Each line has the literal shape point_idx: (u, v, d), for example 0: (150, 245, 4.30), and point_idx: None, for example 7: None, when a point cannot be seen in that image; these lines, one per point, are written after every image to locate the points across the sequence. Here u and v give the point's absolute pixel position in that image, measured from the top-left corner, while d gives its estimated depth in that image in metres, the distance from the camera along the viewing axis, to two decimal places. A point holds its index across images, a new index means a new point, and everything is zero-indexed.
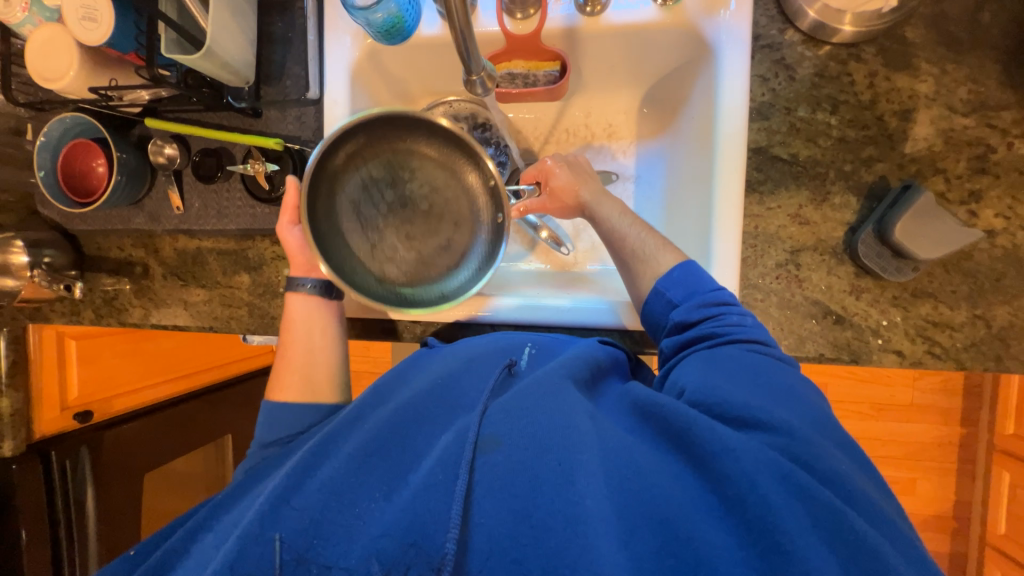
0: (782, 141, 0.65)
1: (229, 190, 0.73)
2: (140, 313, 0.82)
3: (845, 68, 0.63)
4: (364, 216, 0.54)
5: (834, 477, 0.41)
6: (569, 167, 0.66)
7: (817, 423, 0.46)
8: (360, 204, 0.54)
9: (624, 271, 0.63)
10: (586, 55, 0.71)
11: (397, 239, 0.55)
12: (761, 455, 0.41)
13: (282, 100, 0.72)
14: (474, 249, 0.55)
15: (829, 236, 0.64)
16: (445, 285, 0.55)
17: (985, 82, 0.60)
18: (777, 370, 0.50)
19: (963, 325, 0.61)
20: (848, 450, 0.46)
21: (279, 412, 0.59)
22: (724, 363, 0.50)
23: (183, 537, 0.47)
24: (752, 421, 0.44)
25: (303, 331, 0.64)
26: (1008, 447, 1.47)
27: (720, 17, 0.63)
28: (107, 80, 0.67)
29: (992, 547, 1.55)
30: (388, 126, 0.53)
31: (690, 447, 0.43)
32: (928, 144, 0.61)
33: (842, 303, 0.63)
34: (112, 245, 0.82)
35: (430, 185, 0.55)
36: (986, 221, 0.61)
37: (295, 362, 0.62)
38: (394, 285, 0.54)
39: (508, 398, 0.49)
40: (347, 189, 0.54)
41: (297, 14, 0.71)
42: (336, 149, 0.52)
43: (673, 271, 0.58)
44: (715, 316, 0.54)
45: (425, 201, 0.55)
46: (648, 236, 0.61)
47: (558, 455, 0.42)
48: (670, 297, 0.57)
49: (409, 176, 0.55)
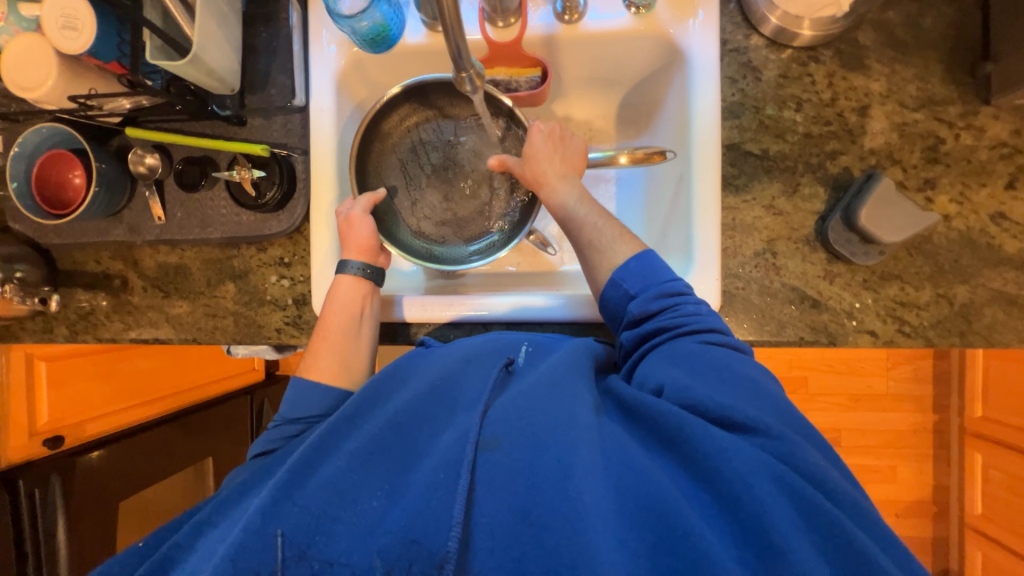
0: (753, 137, 0.68)
1: (212, 198, 0.73)
2: (117, 328, 0.79)
3: (806, 69, 0.68)
4: (415, 176, 0.74)
5: (817, 478, 0.40)
6: (546, 135, 0.67)
7: (790, 421, 0.45)
8: (411, 165, 0.74)
9: (582, 258, 0.63)
10: (564, 62, 0.74)
11: (435, 198, 0.74)
12: (753, 457, 0.40)
13: (266, 108, 0.72)
14: (504, 214, 0.74)
15: (801, 225, 0.67)
16: (472, 247, 0.74)
17: (931, 79, 0.66)
18: (733, 360, 0.49)
19: (929, 304, 0.65)
20: (819, 446, 0.45)
21: (308, 389, 0.59)
22: (684, 358, 0.49)
23: (191, 528, 0.45)
24: (748, 425, 0.42)
25: (344, 315, 0.65)
26: (979, 430, 1.53)
27: (690, 26, 0.67)
28: (86, 89, 0.66)
29: (972, 528, 1.59)
30: (439, 94, 0.71)
31: (685, 448, 0.42)
32: (884, 138, 0.66)
33: (817, 288, 0.67)
34: (89, 259, 0.79)
35: (472, 159, 0.74)
36: (941, 206, 0.65)
37: (335, 346, 0.63)
38: (428, 237, 0.74)
39: (510, 397, 0.47)
40: (400, 151, 0.74)
41: (282, 24, 0.72)
42: (394, 112, 0.72)
43: (630, 262, 0.57)
44: (670, 307, 0.54)
45: (466, 171, 0.74)
46: (605, 225, 0.61)
47: (559, 451, 0.42)
48: (626, 288, 0.56)
49: (456, 153, 0.74)
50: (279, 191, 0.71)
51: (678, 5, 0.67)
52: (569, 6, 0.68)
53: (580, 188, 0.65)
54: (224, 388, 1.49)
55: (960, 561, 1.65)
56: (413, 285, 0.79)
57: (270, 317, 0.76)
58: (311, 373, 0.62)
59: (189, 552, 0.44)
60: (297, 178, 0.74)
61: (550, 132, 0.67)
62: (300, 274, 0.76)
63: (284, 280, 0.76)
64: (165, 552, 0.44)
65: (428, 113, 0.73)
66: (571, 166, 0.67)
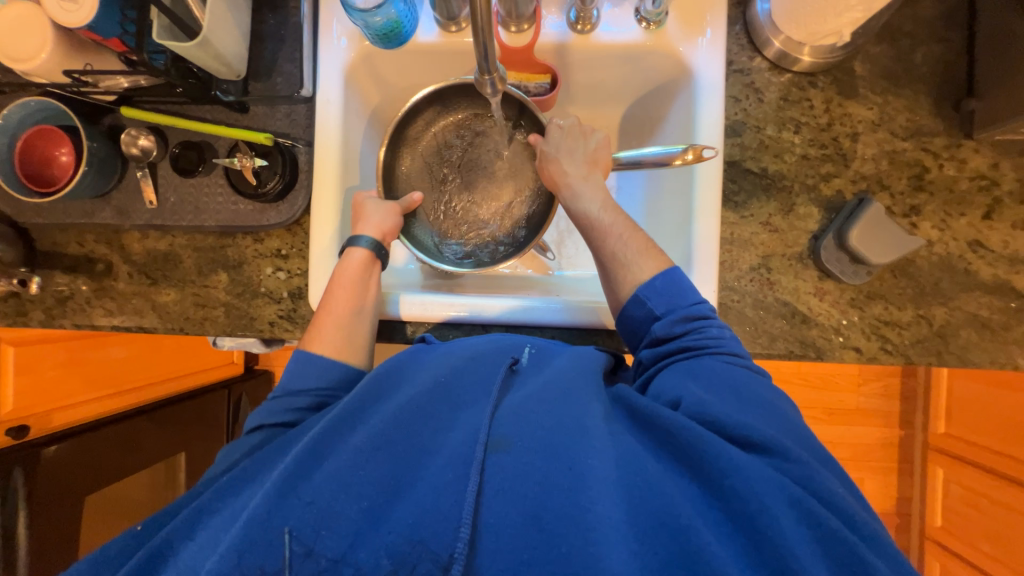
0: (753, 156, 0.71)
1: (209, 184, 0.71)
2: (100, 315, 0.76)
3: (805, 93, 0.71)
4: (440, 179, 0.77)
5: (834, 502, 0.42)
6: (563, 134, 0.69)
7: (800, 439, 0.47)
8: (436, 167, 0.77)
9: (602, 271, 0.64)
10: (574, 69, 0.75)
11: (459, 199, 0.77)
12: (770, 479, 0.41)
13: (271, 96, 0.71)
14: (524, 215, 0.77)
15: (795, 243, 0.70)
16: (493, 247, 0.76)
17: (919, 111, 0.69)
18: (753, 384, 0.51)
19: (910, 323, 0.68)
20: (827, 465, 0.47)
21: (310, 362, 0.59)
22: (703, 375, 0.51)
23: (187, 517, 0.44)
24: (763, 446, 0.44)
25: (350, 288, 0.65)
26: (941, 445, 1.61)
27: (698, 45, 0.69)
28: (81, 64, 0.64)
29: (931, 539, 1.67)
30: (463, 99, 0.74)
31: (698, 463, 0.43)
32: (875, 163, 0.70)
33: (807, 304, 0.69)
34: (71, 241, 0.76)
35: (495, 161, 0.77)
36: (925, 232, 0.69)
37: (339, 319, 0.63)
38: (451, 237, 0.77)
39: (520, 400, 0.47)
40: (424, 153, 0.76)
41: (292, 12, 0.71)
42: (419, 116, 0.74)
43: (656, 279, 0.58)
44: (695, 330, 0.55)
45: (489, 172, 0.77)
46: (630, 238, 0.63)
47: (571, 458, 0.42)
48: (651, 307, 0.58)
49: (479, 155, 0.77)
50: (281, 181, 0.70)
51: (687, 24, 0.69)
52: (583, 16, 0.69)
53: (601, 191, 0.68)
54: (195, 381, 1.48)
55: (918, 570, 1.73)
56: (410, 281, 0.78)
57: (264, 309, 0.74)
58: (314, 345, 0.61)
59: (186, 540, 0.43)
60: (299, 169, 0.72)
61: (568, 124, 0.69)
62: (297, 267, 0.74)
63: (279, 273, 0.74)
64: (162, 539, 0.43)
65: (452, 115, 0.76)
66: (595, 165, 0.69)
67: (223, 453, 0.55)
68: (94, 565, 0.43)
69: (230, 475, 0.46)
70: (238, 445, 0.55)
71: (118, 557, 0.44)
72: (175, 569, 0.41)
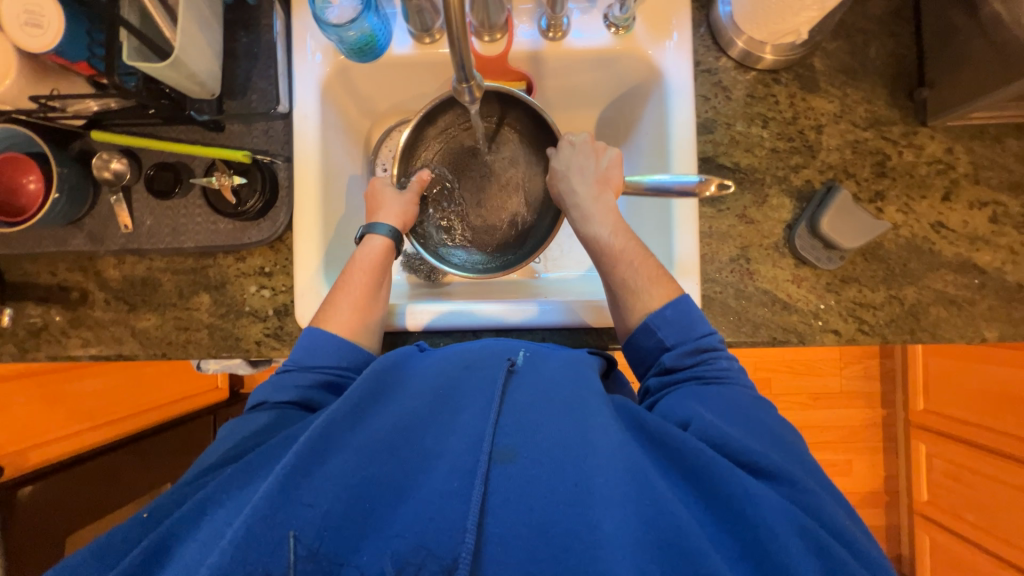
0: (725, 151, 0.73)
1: (186, 205, 0.70)
2: (77, 345, 0.73)
3: (770, 90, 0.74)
4: (454, 181, 0.79)
5: (843, 535, 0.43)
6: (579, 151, 0.70)
7: (801, 463, 0.48)
8: (451, 170, 0.79)
9: (611, 296, 0.65)
10: (549, 75, 0.77)
11: (471, 202, 0.79)
12: (780, 506, 0.42)
13: (247, 114, 0.71)
14: (529, 224, 0.78)
15: (771, 233, 0.72)
16: (500, 251, 0.78)
17: (877, 102, 0.73)
18: (759, 412, 0.52)
19: (883, 304, 0.71)
20: (824, 485, 0.48)
21: (322, 340, 0.60)
22: (713, 401, 0.51)
23: (195, 504, 0.43)
24: (773, 473, 0.45)
25: (368, 272, 0.66)
26: (922, 421, 1.66)
27: (667, 47, 0.71)
28: (47, 90, 0.63)
29: (919, 514, 1.72)
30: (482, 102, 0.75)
31: (708, 483, 0.43)
32: (839, 153, 0.73)
33: (787, 291, 0.72)
34: (43, 270, 0.74)
35: (505, 168, 0.79)
36: (890, 216, 0.72)
37: (357, 303, 0.64)
38: (461, 239, 0.79)
39: (525, 405, 0.48)
40: (439, 155, 0.79)
41: (264, 30, 0.71)
42: (441, 116, 0.76)
43: (666, 309, 0.59)
44: (704, 361, 0.55)
45: (499, 178, 0.79)
46: (640, 265, 0.63)
47: (578, 463, 0.43)
48: (661, 336, 0.58)
49: (490, 161, 0.79)
50: (260, 200, 0.69)
51: (654, 27, 0.71)
52: (554, 24, 0.71)
53: (611, 214, 0.68)
54: (180, 410, 1.44)
55: (909, 545, 1.78)
56: (397, 294, 0.78)
57: (250, 329, 0.73)
58: (330, 325, 0.62)
59: (190, 534, 0.41)
60: (278, 185, 0.72)
61: (579, 141, 0.70)
62: (282, 284, 0.73)
63: (264, 291, 0.73)
64: (167, 529, 0.41)
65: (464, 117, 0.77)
66: (606, 184, 0.68)
67: (225, 430, 0.55)
68: (97, 553, 0.42)
69: (236, 466, 0.46)
70: (236, 424, 0.55)
71: (122, 544, 0.42)
72: (178, 562, 0.40)
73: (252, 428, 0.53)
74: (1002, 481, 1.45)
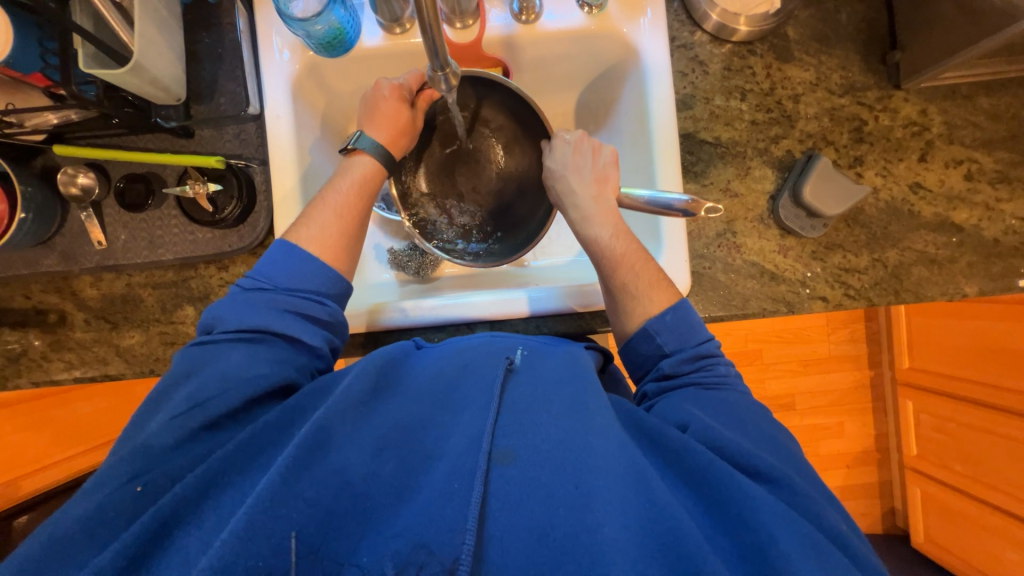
0: (705, 126, 0.74)
1: (162, 216, 0.68)
2: (59, 368, 0.71)
3: (746, 62, 0.74)
4: (450, 169, 0.78)
5: (836, 535, 0.43)
6: (574, 150, 0.68)
7: (799, 469, 0.48)
8: (450, 155, 0.78)
9: (610, 300, 0.64)
10: (525, 58, 0.76)
11: (469, 190, 0.78)
12: (780, 512, 0.42)
13: (216, 118, 0.68)
14: (526, 215, 0.77)
15: (755, 205, 0.73)
16: (499, 240, 0.77)
17: (852, 68, 0.74)
18: (757, 417, 0.52)
19: (867, 268, 0.72)
20: (821, 488, 0.48)
21: (303, 263, 0.58)
22: (711, 405, 0.52)
23: (198, 483, 0.41)
24: (771, 476, 0.45)
25: (354, 187, 0.65)
26: (908, 379, 1.71)
27: (641, 25, 0.70)
28: (2, 105, 0.60)
29: (909, 468, 1.78)
30: (475, 87, 0.72)
31: (707, 483, 0.44)
32: (818, 121, 0.73)
33: (774, 262, 0.72)
34: (16, 294, 0.71)
35: (501, 156, 0.78)
36: (870, 180, 0.73)
37: (340, 218, 0.63)
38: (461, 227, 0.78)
39: (523, 402, 0.48)
40: (438, 139, 0.77)
41: (226, 29, 0.69)
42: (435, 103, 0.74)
43: (667, 315, 0.58)
44: (703, 367, 0.56)
45: (495, 166, 0.78)
46: (642, 270, 0.62)
47: (578, 457, 0.43)
48: (661, 343, 0.58)
49: (485, 149, 0.77)
50: (239, 205, 0.67)
51: (628, 5, 0.70)
52: (526, 6, 0.69)
53: (611, 215, 0.66)
54: None
55: (901, 499, 1.86)
56: (386, 293, 0.77)
57: None
58: (307, 242, 0.60)
59: (192, 517, 0.41)
60: (256, 189, 0.70)
61: (573, 138, 0.69)
62: None
63: None
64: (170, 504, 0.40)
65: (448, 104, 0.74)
66: (604, 185, 0.67)
67: (180, 357, 0.52)
68: (89, 530, 0.41)
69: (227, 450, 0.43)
70: (199, 351, 0.52)
71: None
72: (174, 563, 0.38)
73: (222, 365, 0.50)
74: (989, 431, 1.51)
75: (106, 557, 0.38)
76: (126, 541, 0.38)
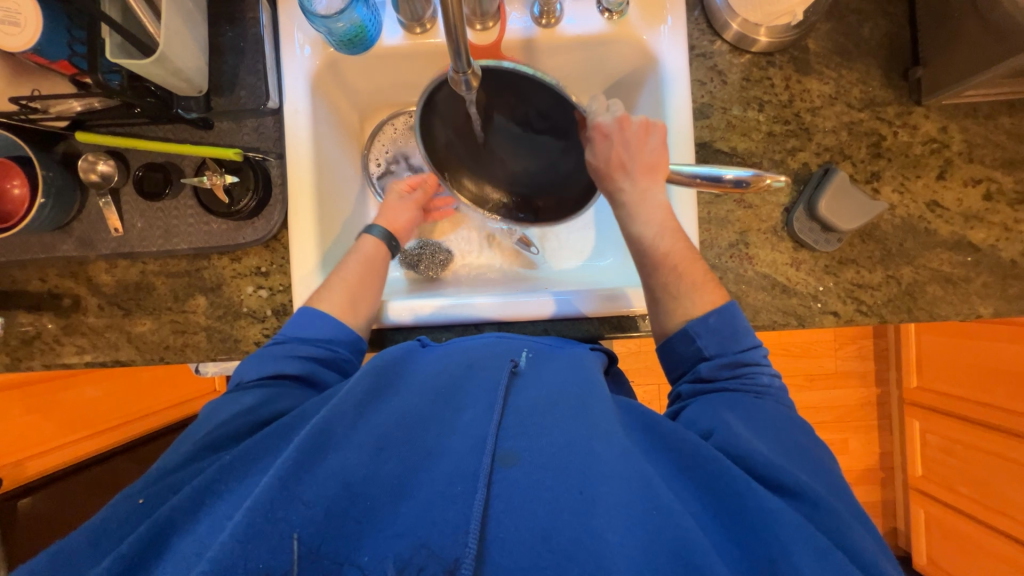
0: (722, 136, 0.73)
1: (178, 207, 0.69)
2: (70, 352, 0.72)
3: (765, 73, 0.74)
4: (475, 143, 0.67)
5: (851, 551, 0.42)
6: (619, 139, 0.62)
7: (818, 478, 0.47)
8: (471, 131, 0.66)
9: (652, 303, 0.63)
10: (544, 62, 0.76)
11: (507, 157, 0.68)
12: (799, 528, 0.41)
13: (236, 110, 0.69)
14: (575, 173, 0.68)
15: (769, 217, 0.72)
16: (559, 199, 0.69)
17: (872, 83, 0.73)
18: (790, 427, 0.52)
19: (881, 284, 0.72)
20: (845, 502, 0.47)
21: (316, 317, 0.61)
22: (748, 413, 0.52)
23: (193, 494, 0.42)
24: (789, 486, 0.44)
25: (363, 265, 0.68)
26: (915, 398, 1.69)
27: (661, 33, 0.70)
28: (28, 91, 0.62)
29: (914, 488, 1.76)
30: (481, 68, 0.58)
31: (720, 494, 0.44)
32: (836, 135, 0.73)
33: (786, 275, 0.72)
34: (32, 277, 0.72)
35: (528, 122, 0.65)
36: (886, 196, 0.72)
37: (352, 289, 0.65)
38: (513, 197, 0.70)
39: (525, 405, 0.48)
40: (454, 120, 0.65)
41: (249, 23, 0.69)
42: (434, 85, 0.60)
43: (710, 317, 0.57)
44: (742, 375, 0.55)
45: (526, 131, 0.66)
46: (667, 270, 0.61)
47: (581, 462, 0.43)
48: (702, 344, 0.57)
49: (508, 115, 0.64)
50: (254, 198, 0.68)
51: (648, 12, 0.70)
52: (547, 10, 0.70)
53: (659, 210, 0.64)
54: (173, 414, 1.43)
55: (904, 518, 1.83)
56: (394, 290, 0.77)
57: (248, 330, 0.72)
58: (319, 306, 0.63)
59: (190, 521, 0.41)
60: (272, 183, 0.70)
61: (613, 129, 0.62)
62: (278, 284, 0.72)
63: (261, 291, 0.72)
64: (165, 516, 0.40)
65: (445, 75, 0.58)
66: (654, 171, 0.62)
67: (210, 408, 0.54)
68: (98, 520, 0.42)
69: (241, 452, 0.45)
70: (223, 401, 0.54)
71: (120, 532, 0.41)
72: (176, 555, 0.38)
73: (240, 409, 0.52)
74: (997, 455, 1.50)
75: (105, 564, 0.38)
76: (125, 549, 0.38)
